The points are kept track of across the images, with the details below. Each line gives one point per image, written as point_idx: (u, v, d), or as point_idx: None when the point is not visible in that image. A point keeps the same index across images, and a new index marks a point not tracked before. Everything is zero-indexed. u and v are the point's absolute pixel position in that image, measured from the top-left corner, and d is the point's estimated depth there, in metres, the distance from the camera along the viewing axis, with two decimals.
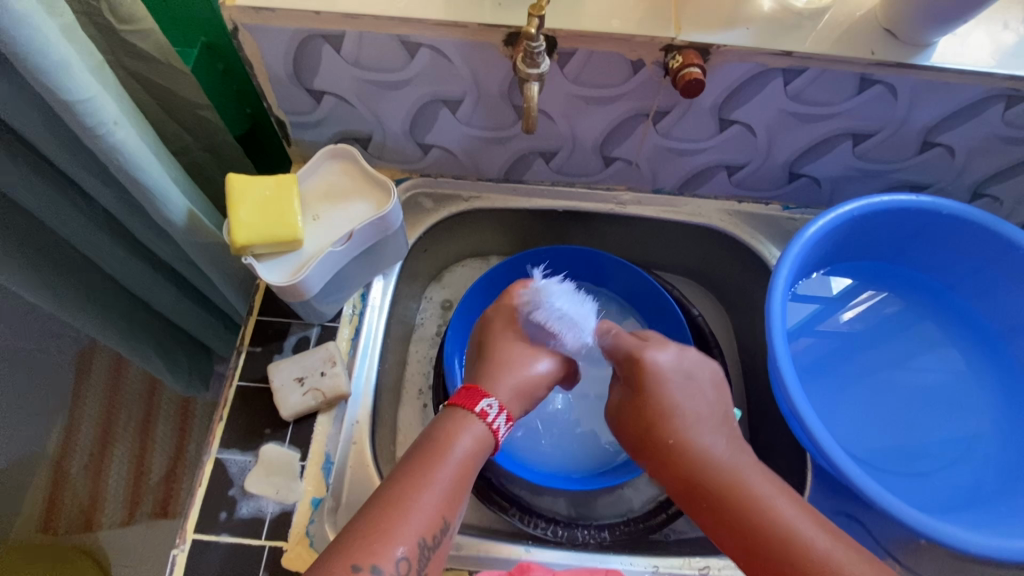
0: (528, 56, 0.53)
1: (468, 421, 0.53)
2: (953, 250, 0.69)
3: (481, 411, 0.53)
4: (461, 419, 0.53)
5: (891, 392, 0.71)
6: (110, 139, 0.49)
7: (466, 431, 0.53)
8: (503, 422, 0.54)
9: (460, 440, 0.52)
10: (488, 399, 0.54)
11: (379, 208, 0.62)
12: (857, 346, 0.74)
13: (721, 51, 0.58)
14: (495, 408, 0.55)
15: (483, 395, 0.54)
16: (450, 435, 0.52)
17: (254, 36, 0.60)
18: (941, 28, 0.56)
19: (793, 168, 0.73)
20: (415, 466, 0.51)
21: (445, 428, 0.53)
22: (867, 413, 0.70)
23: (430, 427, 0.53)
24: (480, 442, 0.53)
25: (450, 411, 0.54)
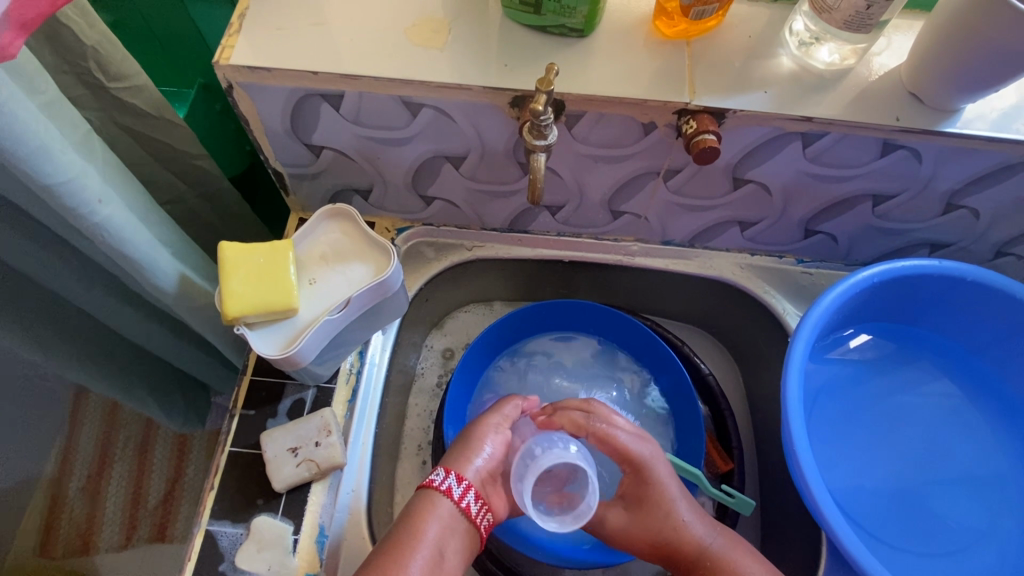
0: (535, 128, 0.52)
1: (424, 494, 0.58)
2: (978, 313, 0.66)
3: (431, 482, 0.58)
4: (421, 497, 0.58)
5: (898, 448, 0.68)
6: (94, 218, 0.47)
7: (435, 514, 0.56)
8: (470, 498, 0.58)
9: (430, 523, 0.55)
10: (450, 476, 0.58)
11: (379, 271, 0.59)
12: (867, 394, 0.71)
13: (737, 116, 0.56)
14: (442, 474, 0.59)
15: (432, 471, 0.59)
16: (422, 519, 0.55)
17: (249, 94, 0.57)
18: (968, 95, 0.53)
19: (809, 225, 0.70)
20: (390, 555, 0.53)
21: (412, 508, 0.57)
22: (871, 472, 0.68)
23: (405, 512, 0.57)
24: (439, 514, 0.56)
25: (421, 493, 0.58)
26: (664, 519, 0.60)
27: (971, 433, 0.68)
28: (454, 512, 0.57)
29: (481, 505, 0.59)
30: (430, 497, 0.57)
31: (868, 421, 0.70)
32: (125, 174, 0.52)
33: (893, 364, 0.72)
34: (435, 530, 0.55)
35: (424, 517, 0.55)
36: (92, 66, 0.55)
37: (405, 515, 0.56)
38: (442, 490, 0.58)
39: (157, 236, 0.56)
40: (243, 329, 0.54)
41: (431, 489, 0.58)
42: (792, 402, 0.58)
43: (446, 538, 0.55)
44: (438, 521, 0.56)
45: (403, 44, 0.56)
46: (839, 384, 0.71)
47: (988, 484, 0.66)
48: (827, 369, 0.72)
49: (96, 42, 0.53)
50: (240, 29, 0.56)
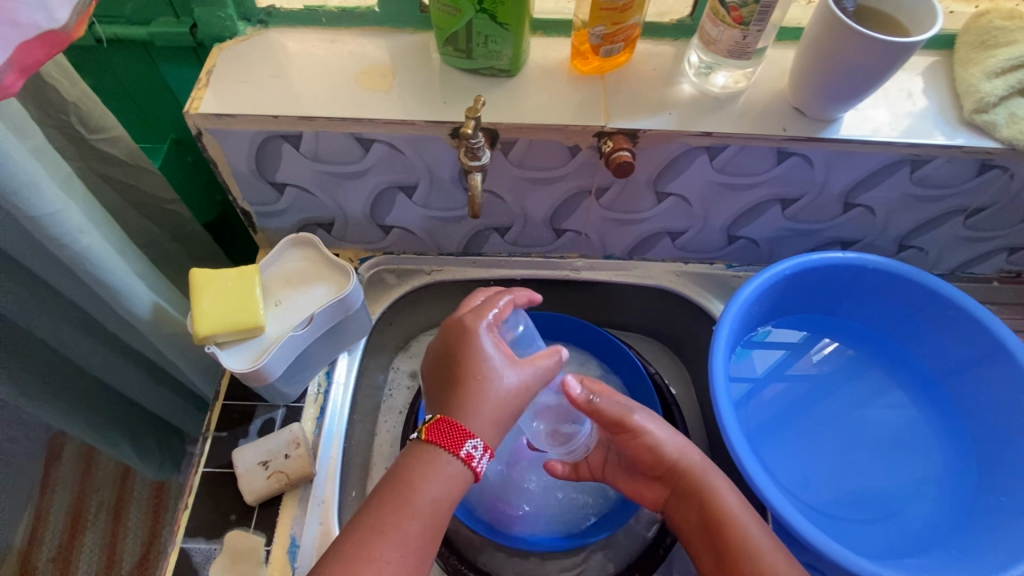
0: (469, 151, 0.59)
1: (435, 452, 0.54)
2: (884, 298, 0.73)
3: (467, 454, 0.54)
4: (430, 454, 0.54)
5: (848, 447, 0.71)
6: (76, 246, 0.52)
7: (438, 474, 0.53)
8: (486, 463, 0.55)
9: (432, 484, 0.53)
10: (473, 440, 0.54)
11: (340, 290, 0.65)
12: (810, 402, 0.74)
13: (647, 135, 0.64)
14: (481, 451, 0.54)
15: (468, 435, 0.54)
16: (423, 479, 0.53)
17: (217, 139, 0.64)
18: (838, 106, 0.62)
19: (731, 232, 0.78)
20: (386, 516, 0.51)
21: (416, 464, 0.54)
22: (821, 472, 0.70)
23: (403, 463, 0.54)
24: (451, 477, 0.54)
25: (427, 448, 0.54)
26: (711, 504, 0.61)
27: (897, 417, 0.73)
28: (464, 473, 0.54)
29: None
30: (448, 461, 0.54)
31: (814, 425, 0.73)
32: (104, 212, 0.58)
33: (828, 373, 0.76)
34: (444, 491, 0.53)
35: (430, 475, 0.53)
36: (73, 120, 0.61)
37: (410, 466, 0.53)
38: (458, 454, 0.54)
39: (133, 268, 0.61)
40: (213, 348, 0.58)
41: (445, 450, 0.54)
42: (727, 413, 0.62)
43: (451, 498, 0.54)
44: (444, 480, 0.53)
45: (353, 90, 0.64)
46: (782, 397, 0.74)
47: (915, 451, 0.70)
48: (772, 386, 0.75)
49: (78, 99, 0.60)
50: (208, 82, 0.63)
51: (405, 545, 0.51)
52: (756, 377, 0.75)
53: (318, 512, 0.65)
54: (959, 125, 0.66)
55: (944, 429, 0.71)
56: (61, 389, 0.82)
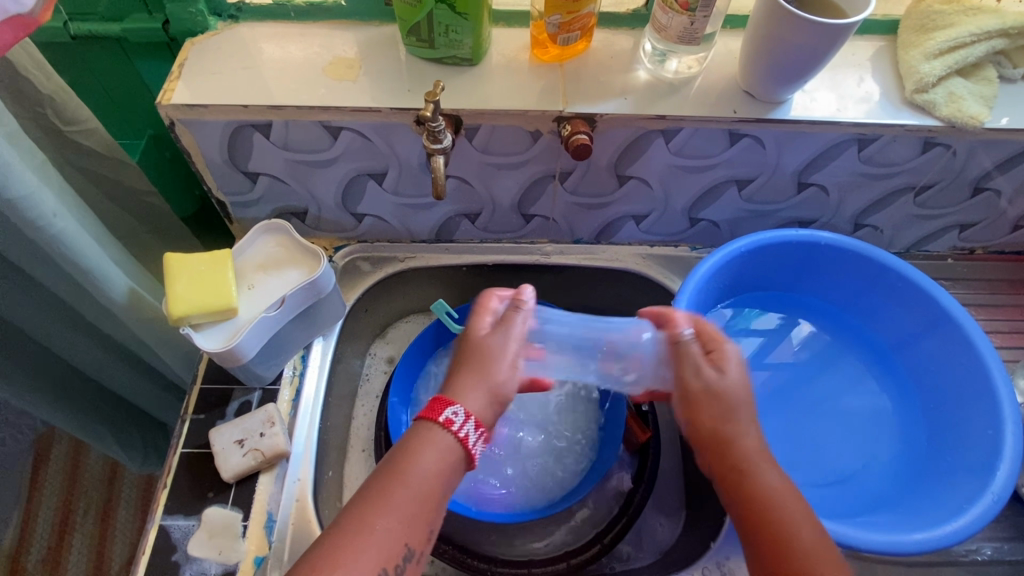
0: (431, 135, 0.61)
1: (425, 425, 0.52)
2: (837, 275, 0.76)
3: (447, 420, 0.52)
4: (420, 426, 0.52)
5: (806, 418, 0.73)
6: (50, 230, 0.54)
7: (431, 446, 0.51)
8: (472, 430, 0.52)
9: (425, 457, 0.50)
10: (454, 407, 0.52)
11: (312, 273, 0.67)
12: (783, 384, 0.76)
13: (604, 119, 0.67)
14: (462, 417, 0.52)
15: (448, 403, 0.53)
16: (414, 454, 0.50)
17: (190, 129, 0.66)
18: (785, 88, 0.66)
19: (692, 214, 0.81)
20: (375, 490, 0.49)
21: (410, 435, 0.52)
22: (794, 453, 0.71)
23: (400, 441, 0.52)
24: (441, 449, 0.51)
25: (419, 423, 0.53)
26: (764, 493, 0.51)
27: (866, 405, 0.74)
28: (452, 443, 0.51)
29: (483, 434, 0.53)
30: (433, 431, 0.52)
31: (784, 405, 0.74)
32: (78, 200, 0.60)
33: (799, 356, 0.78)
34: (433, 463, 0.50)
35: (422, 449, 0.51)
36: (49, 113, 0.63)
37: (403, 443, 0.51)
38: (441, 422, 0.52)
39: (108, 253, 0.63)
40: (188, 329, 0.60)
41: (432, 420, 0.52)
42: None
43: (443, 472, 0.50)
44: (435, 453, 0.51)
45: (321, 81, 0.67)
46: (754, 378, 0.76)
47: (869, 420, 0.73)
48: None
49: (53, 91, 0.62)
50: (180, 75, 0.66)
51: (392, 523, 0.48)
52: None
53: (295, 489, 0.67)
54: (902, 104, 0.70)
55: (914, 416, 0.73)
56: (46, 383, 0.83)
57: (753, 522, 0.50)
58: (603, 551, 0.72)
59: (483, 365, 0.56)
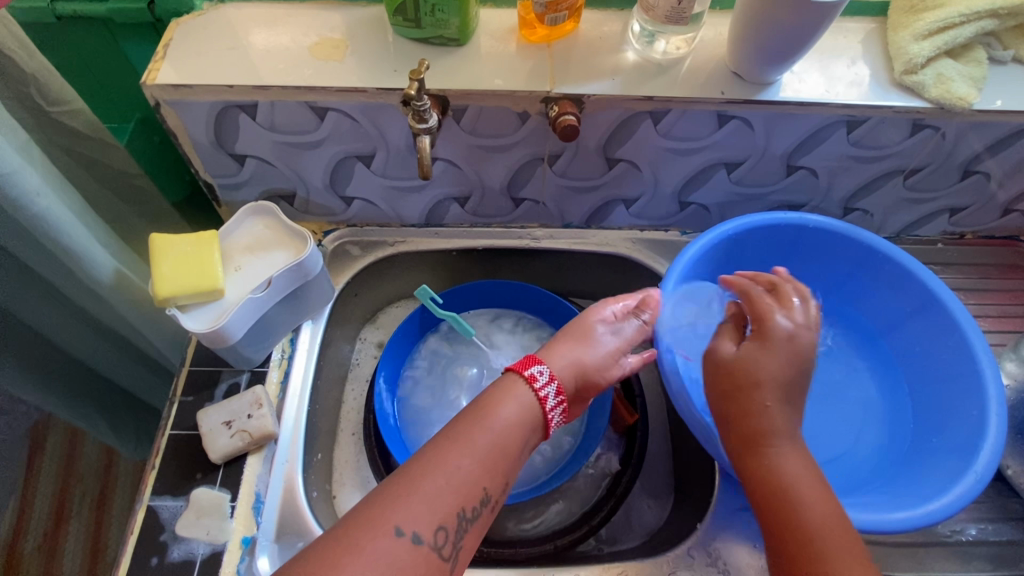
0: (416, 115, 0.61)
1: (512, 376, 0.59)
2: (825, 259, 0.76)
3: (531, 375, 0.58)
4: (507, 380, 0.58)
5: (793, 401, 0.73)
6: (33, 209, 0.54)
7: (513, 397, 0.57)
8: (550, 392, 0.58)
9: (507, 406, 0.55)
10: (539, 365, 0.59)
11: (299, 254, 0.67)
12: None
13: (592, 100, 0.67)
14: (546, 377, 0.59)
15: (535, 361, 0.60)
16: (499, 403, 0.55)
17: (176, 110, 0.66)
18: (773, 68, 0.65)
19: (681, 197, 0.81)
20: (456, 433, 0.53)
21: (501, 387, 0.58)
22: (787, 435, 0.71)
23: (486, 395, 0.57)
24: (522, 401, 0.57)
25: (508, 375, 0.59)
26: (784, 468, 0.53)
27: (855, 386, 0.75)
28: (532, 399, 0.57)
29: (558, 402, 0.59)
30: (519, 385, 0.58)
31: None
32: (63, 180, 0.60)
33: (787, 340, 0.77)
34: (514, 410, 0.55)
35: (506, 397, 0.56)
36: (32, 92, 0.63)
37: (492, 393, 0.57)
38: (527, 377, 0.59)
39: (94, 234, 0.63)
40: (175, 310, 0.60)
41: (517, 374, 0.59)
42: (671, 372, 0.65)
43: (523, 423, 0.55)
44: (513, 404, 0.56)
45: (307, 61, 0.66)
46: None
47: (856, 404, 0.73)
48: None
49: (36, 70, 0.62)
50: (165, 55, 0.65)
51: (468, 465, 0.50)
52: None
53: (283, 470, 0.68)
54: (891, 86, 0.69)
55: (902, 396, 0.73)
56: (37, 371, 0.84)
57: (771, 488, 0.52)
58: (591, 532, 0.72)
59: (576, 342, 0.64)
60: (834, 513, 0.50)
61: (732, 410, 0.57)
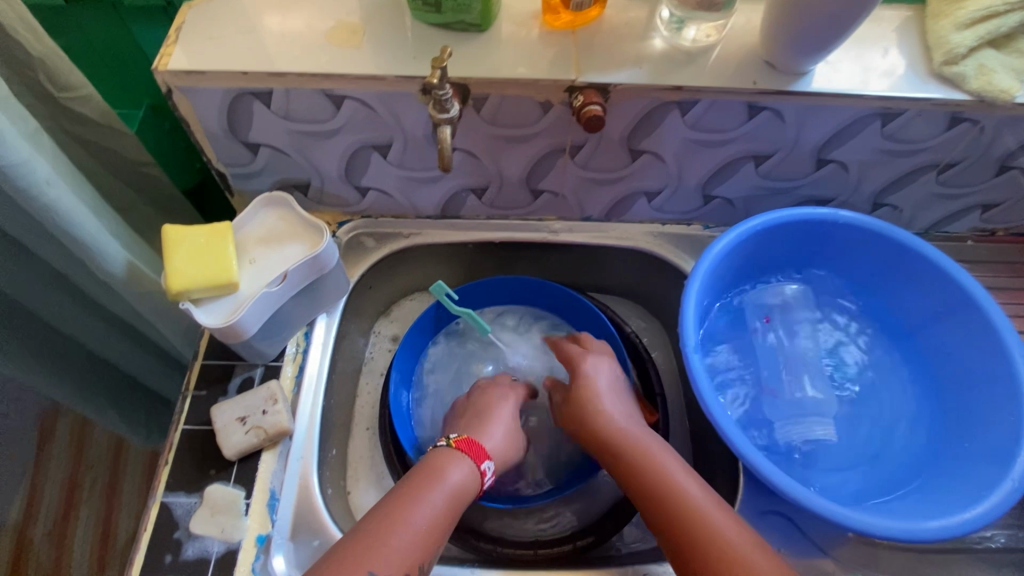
0: (438, 104, 0.59)
1: (444, 452, 0.62)
2: (855, 256, 0.74)
3: (485, 469, 0.62)
4: (444, 451, 0.62)
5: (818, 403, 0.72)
6: (43, 199, 0.52)
7: (458, 465, 0.61)
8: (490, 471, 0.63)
9: (453, 472, 0.60)
10: (489, 461, 0.63)
11: (314, 248, 0.65)
12: None
13: (618, 90, 0.64)
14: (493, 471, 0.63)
15: (485, 454, 0.63)
16: (444, 468, 0.60)
17: (188, 96, 0.64)
18: (808, 58, 0.62)
19: (706, 191, 0.78)
20: (406, 490, 0.57)
21: (436, 456, 0.61)
22: (818, 442, 0.69)
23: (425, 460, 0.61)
24: (468, 473, 0.61)
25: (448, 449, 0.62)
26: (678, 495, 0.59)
27: (886, 392, 0.73)
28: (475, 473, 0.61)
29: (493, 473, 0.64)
30: (466, 461, 0.61)
31: None
32: (73, 169, 0.58)
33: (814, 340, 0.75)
34: (461, 476, 0.60)
35: (451, 465, 0.60)
36: (41, 77, 0.61)
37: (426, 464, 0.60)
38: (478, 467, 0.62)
39: (105, 225, 0.61)
40: (187, 303, 0.59)
41: (448, 449, 0.62)
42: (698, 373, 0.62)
43: (465, 497, 0.59)
44: (461, 472, 0.60)
45: (323, 47, 0.64)
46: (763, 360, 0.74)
47: (884, 406, 0.72)
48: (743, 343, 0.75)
49: (44, 54, 0.59)
50: (177, 39, 0.63)
51: (423, 522, 0.55)
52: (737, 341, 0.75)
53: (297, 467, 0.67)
54: (929, 77, 0.66)
55: (935, 404, 0.70)
56: (51, 361, 0.83)
57: (668, 523, 0.58)
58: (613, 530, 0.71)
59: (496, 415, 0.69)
60: (733, 526, 0.56)
61: (612, 460, 0.64)
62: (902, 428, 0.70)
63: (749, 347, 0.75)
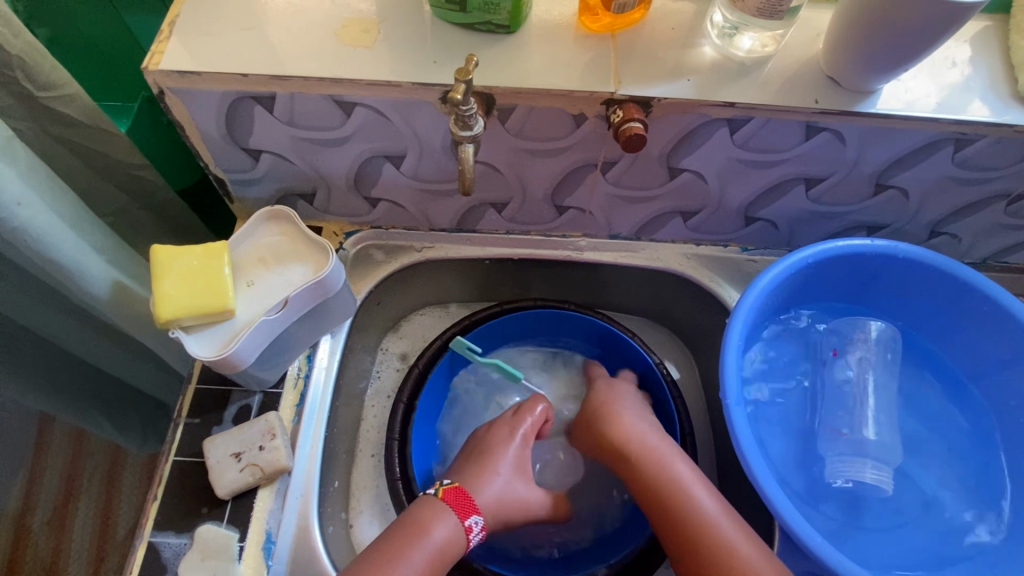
0: (460, 119, 0.52)
1: (429, 503, 0.60)
2: (913, 292, 0.67)
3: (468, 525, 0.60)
4: (427, 499, 0.61)
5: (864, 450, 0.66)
6: (14, 220, 0.47)
7: (441, 519, 0.59)
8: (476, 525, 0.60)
9: (436, 527, 0.58)
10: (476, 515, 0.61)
11: (319, 271, 0.59)
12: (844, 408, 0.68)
13: (662, 104, 0.57)
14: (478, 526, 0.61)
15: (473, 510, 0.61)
16: (426, 522, 0.58)
17: (181, 99, 0.57)
18: (878, 76, 0.55)
19: (748, 213, 0.72)
20: (386, 547, 0.57)
21: (420, 513, 0.59)
22: (866, 490, 0.64)
23: (411, 510, 0.60)
24: (450, 527, 0.59)
25: (432, 500, 0.61)
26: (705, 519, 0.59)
27: (941, 439, 0.66)
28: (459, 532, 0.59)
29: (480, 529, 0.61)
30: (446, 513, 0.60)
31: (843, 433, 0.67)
32: (53, 181, 0.53)
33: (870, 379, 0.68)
34: (445, 534, 0.58)
35: (432, 517, 0.59)
36: (19, 75, 0.55)
37: (409, 518, 0.59)
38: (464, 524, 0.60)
39: (89, 241, 0.56)
40: (177, 332, 0.53)
41: (435, 502, 0.60)
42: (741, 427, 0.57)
43: (449, 548, 0.58)
44: (443, 524, 0.59)
45: (333, 46, 0.57)
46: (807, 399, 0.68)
47: (937, 461, 0.66)
48: (783, 382, 0.69)
49: (22, 51, 0.53)
50: (170, 34, 0.56)
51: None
52: (780, 377, 0.69)
53: (296, 506, 0.62)
54: (1012, 99, 0.59)
55: (992, 460, 0.64)
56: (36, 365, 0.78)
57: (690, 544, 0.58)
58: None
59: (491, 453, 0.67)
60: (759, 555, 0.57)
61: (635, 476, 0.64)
62: (957, 482, 0.64)
63: (808, 380, 0.69)
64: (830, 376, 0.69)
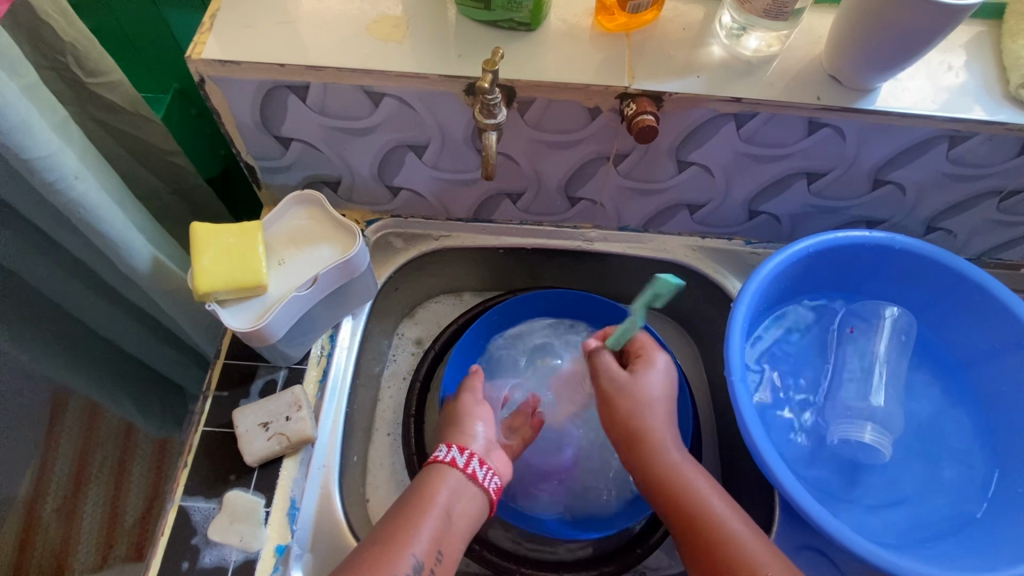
0: (485, 108, 0.56)
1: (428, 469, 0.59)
2: (910, 282, 0.71)
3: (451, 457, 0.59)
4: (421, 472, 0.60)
5: None
6: (70, 193, 0.51)
7: (443, 483, 0.57)
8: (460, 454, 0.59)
9: (439, 492, 0.56)
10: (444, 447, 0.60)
11: (346, 251, 0.62)
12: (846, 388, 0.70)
13: (673, 99, 0.61)
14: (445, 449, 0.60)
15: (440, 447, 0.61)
16: (429, 488, 0.57)
17: (220, 87, 0.61)
18: (877, 75, 0.59)
19: (752, 207, 0.75)
20: (396, 521, 0.55)
21: (419, 483, 0.58)
22: (867, 458, 0.67)
23: (412, 483, 0.58)
24: (451, 485, 0.57)
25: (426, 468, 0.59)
26: (714, 519, 0.56)
27: (936, 420, 0.69)
28: (461, 478, 0.58)
29: (486, 469, 0.60)
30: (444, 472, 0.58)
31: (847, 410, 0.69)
32: (100, 160, 0.56)
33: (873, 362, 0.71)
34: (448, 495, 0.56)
35: (433, 481, 0.57)
36: (69, 62, 0.59)
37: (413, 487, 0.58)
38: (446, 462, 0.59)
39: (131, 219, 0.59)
40: (214, 305, 0.56)
41: (437, 463, 0.59)
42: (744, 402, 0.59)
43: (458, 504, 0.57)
44: (444, 488, 0.57)
45: (363, 40, 0.61)
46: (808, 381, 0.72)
47: (933, 440, 0.69)
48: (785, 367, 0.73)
49: (74, 38, 0.57)
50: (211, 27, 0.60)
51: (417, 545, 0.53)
52: (782, 361, 0.73)
53: (319, 476, 0.65)
54: (1003, 100, 0.62)
55: (986, 440, 0.67)
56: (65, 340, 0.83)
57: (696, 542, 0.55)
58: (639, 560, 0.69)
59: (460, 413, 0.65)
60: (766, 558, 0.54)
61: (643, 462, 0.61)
62: (952, 462, 0.67)
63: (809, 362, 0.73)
64: (846, 356, 0.72)
